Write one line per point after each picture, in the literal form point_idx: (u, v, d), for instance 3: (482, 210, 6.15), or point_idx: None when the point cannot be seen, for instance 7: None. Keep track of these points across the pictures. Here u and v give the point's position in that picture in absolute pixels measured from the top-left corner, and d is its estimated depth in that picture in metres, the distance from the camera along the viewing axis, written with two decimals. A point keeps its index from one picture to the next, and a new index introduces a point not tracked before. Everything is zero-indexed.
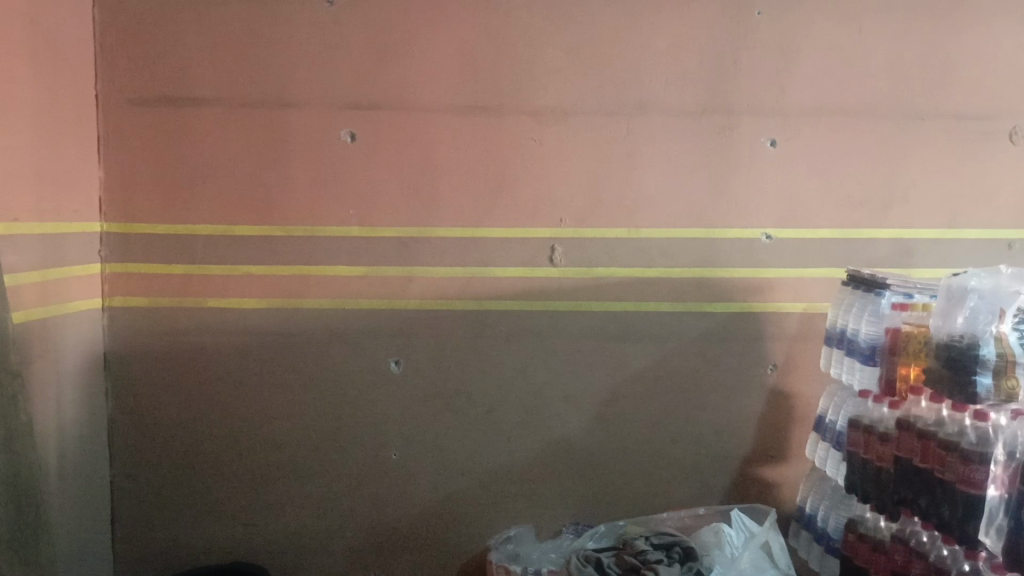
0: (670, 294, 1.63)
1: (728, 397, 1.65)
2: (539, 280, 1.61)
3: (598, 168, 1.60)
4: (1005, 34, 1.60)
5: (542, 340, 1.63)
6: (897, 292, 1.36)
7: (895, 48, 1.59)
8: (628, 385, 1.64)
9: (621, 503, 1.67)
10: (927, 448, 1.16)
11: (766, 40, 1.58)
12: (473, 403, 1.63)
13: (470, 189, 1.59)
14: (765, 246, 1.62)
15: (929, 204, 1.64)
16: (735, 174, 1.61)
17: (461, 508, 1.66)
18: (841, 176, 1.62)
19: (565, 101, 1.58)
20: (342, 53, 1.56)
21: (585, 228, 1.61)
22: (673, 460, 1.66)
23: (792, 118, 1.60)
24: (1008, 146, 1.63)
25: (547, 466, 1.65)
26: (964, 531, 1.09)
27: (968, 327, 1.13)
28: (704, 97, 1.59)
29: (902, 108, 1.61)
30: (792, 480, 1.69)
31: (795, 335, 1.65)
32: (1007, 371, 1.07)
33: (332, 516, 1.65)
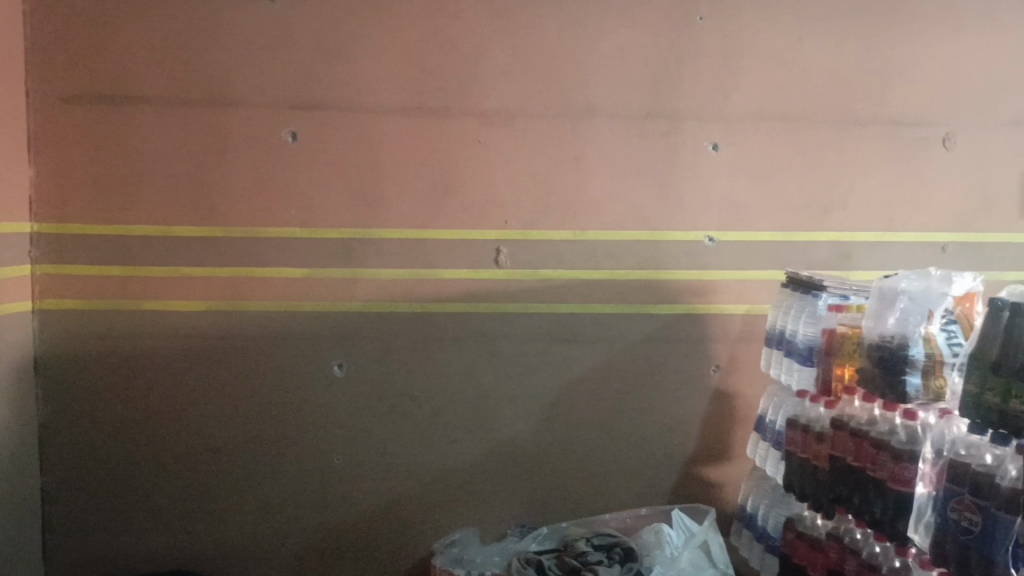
0: (615, 296, 1.64)
1: (672, 398, 1.67)
2: (485, 282, 1.61)
3: (544, 171, 1.60)
4: (939, 44, 1.64)
5: (488, 343, 1.62)
6: (833, 294, 1.38)
7: (834, 55, 1.62)
8: (574, 388, 1.65)
9: (566, 505, 1.67)
10: (860, 447, 1.18)
11: (708, 46, 1.60)
12: (419, 407, 1.62)
13: (415, 191, 1.58)
14: (708, 249, 1.64)
15: (867, 208, 1.67)
16: (678, 178, 1.62)
17: (405, 512, 1.64)
18: (781, 180, 1.65)
19: (510, 103, 1.58)
20: (284, 53, 1.54)
21: (530, 230, 1.61)
22: (618, 461, 1.67)
23: (735, 123, 1.62)
24: (942, 152, 1.67)
25: (492, 469, 1.65)
26: (894, 528, 1.11)
27: (898, 328, 1.14)
28: (649, 101, 1.60)
29: (841, 114, 1.64)
30: (734, 480, 1.71)
31: (737, 336, 1.67)
32: (934, 371, 1.11)
33: (274, 522, 1.63)
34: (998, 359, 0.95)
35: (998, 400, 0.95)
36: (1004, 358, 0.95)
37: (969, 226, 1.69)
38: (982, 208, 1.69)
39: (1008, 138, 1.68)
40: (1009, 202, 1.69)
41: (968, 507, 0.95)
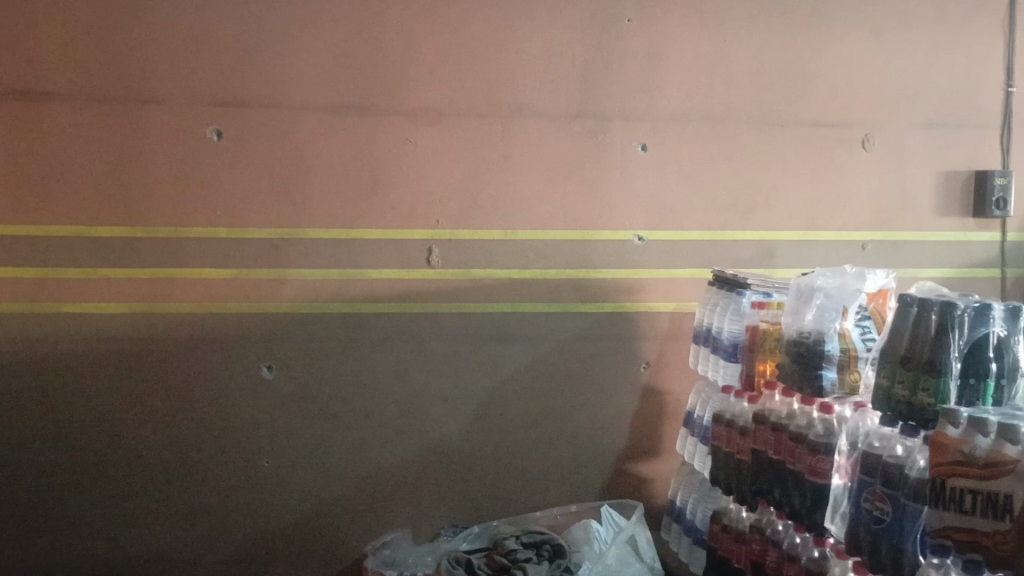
0: (546, 296, 1.65)
1: (602, 395, 1.68)
2: (415, 281, 1.60)
3: (474, 170, 1.60)
4: (857, 48, 1.69)
5: (419, 343, 1.62)
6: (756, 291, 1.41)
7: (757, 57, 1.66)
8: (506, 387, 1.65)
9: (499, 505, 1.67)
10: (780, 441, 1.21)
11: (635, 46, 1.62)
12: (349, 408, 1.61)
13: (343, 190, 1.57)
14: (637, 248, 1.66)
15: (789, 208, 1.71)
16: (607, 177, 1.64)
17: (336, 515, 1.62)
18: (708, 180, 1.68)
19: (439, 103, 1.58)
20: (206, 49, 1.51)
21: (461, 230, 1.61)
22: (550, 459, 1.68)
23: (662, 123, 1.65)
24: (861, 152, 1.72)
25: (425, 469, 1.64)
26: (812, 519, 1.14)
27: (816, 324, 1.18)
28: (577, 101, 1.62)
29: (764, 115, 1.68)
30: (664, 476, 1.73)
31: (665, 334, 1.69)
32: (849, 366, 1.15)
33: (201, 528, 1.59)
34: (907, 353, 0.99)
35: (907, 392, 0.98)
36: (913, 352, 0.98)
37: (886, 225, 1.75)
38: (899, 206, 1.75)
39: (922, 139, 1.73)
40: (925, 202, 1.75)
41: (879, 496, 0.98)
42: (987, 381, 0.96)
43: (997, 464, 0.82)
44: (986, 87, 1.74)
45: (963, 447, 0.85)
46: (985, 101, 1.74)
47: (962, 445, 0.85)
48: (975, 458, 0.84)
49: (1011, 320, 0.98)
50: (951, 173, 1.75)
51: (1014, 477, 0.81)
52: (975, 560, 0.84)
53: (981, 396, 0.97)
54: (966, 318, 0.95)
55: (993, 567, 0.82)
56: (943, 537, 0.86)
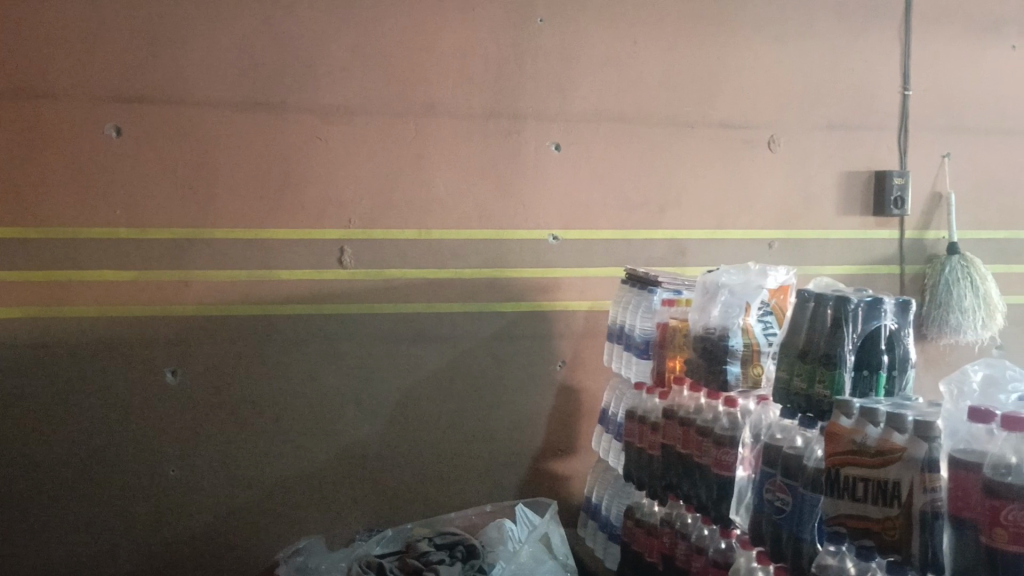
0: (461, 295, 1.64)
1: (519, 395, 1.68)
2: (327, 282, 1.57)
3: (387, 169, 1.58)
4: (763, 51, 1.74)
5: (333, 345, 1.59)
6: (667, 289, 1.44)
7: (667, 58, 1.69)
8: (421, 388, 1.63)
9: (415, 507, 1.65)
10: (688, 435, 1.23)
11: (547, 46, 1.63)
12: (260, 413, 1.57)
13: (251, 189, 1.53)
14: (552, 247, 1.67)
15: (699, 207, 1.74)
16: (521, 176, 1.64)
17: (247, 522, 1.58)
18: (620, 180, 1.69)
19: (349, 100, 1.55)
20: (104, 42, 1.45)
21: (373, 229, 1.58)
22: (467, 459, 1.67)
23: (575, 123, 1.66)
24: (767, 153, 1.76)
25: (338, 473, 1.61)
26: (719, 511, 1.16)
27: (721, 320, 1.21)
28: (491, 100, 1.62)
29: (673, 116, 1.71)
30: (580, 474, 1.74)
31: (580, 332, 1.70)
32: (753, 360, 1.19)
33: (103, 539, 1.52)
34: (805, 346, 1.02)
35: (805, 384, 1.01)
36: (811, 345, 1.01)
37: (792, 223, 1.79)
38: (803, 206, 1.79)
39: (825, 140, 1.79)
40: (828, 200, 1.81)
41: (780, 487, 1.00)
42: (880, 373, 0.99)
43: (887, 453, 0.84)
44: (883, 91, 1.81)
45: (856, 437, 0.87)
46: (883, 104, 1.81)
47: (854, 435, 0.87)
48: (866, 447, 0.86)
49: (902, 314, 1.02)
50: (852, 173, 1.81)
51: (902, 464, 0.84)
52: (867, 546, 0.85)
53: (873, 388, 0.99)
54: (860, 312, 0.98)
55: (884, 552, 0.84)
56: (838, 525, 0.88)
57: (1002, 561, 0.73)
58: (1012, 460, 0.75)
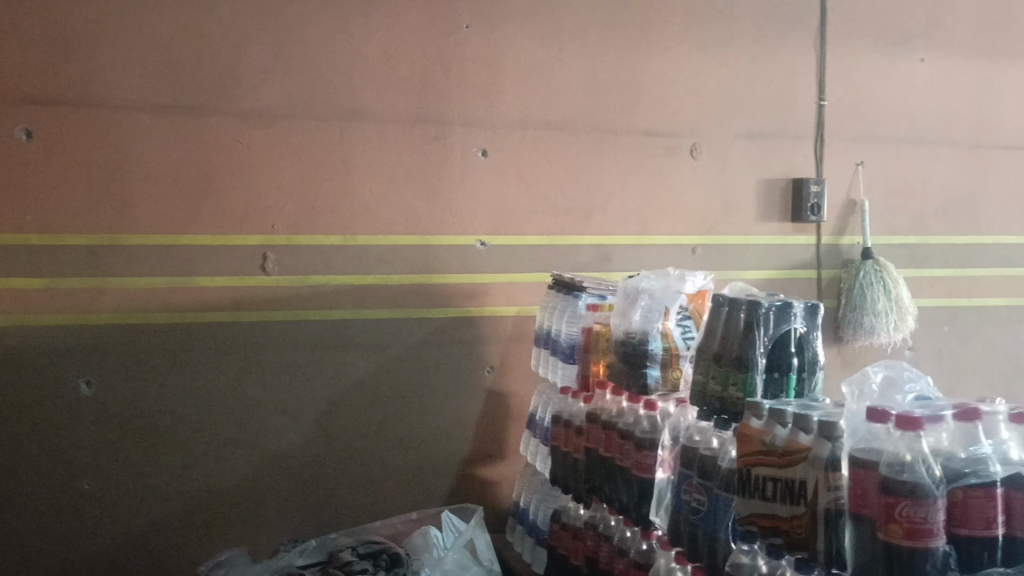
0: (387, 301, 1.63)
1: (447, 401, 1.68)
2: (249, 289, 1.55)
3: (311, 174, 1.56)
4: (685, 61, 1.78)
5: (255, 352, 1.56)
6: (592, 294, 1.45)
7: (592, 67, 1.71)
8: (348, 395, 1.62)
9: (341, 516, 1.63)
10: (611, 439, 1.25)
11: (473, 53, 1.64)
12: (179, 423, 1.53)
13: (169, 194, 1.49)
14: (479, 253, 1.67)
15: (624, 213, 1.77)
16: (447, 182, 1.64)
17: (166, 535, 1.53)
18: (546, 186, 1.71)
19: (271, 104, 1.53)
20: (13, 42, 1.40)
21: (297, 235, 1.56)
22: (395, 466, 1.66)
23: (501, 129, 1.67)
24: (690, 160, 1.80)
25: (263, 483, 1.58)
26: (639, 512, 1.18)
27: (641, 324, 1.23)
28: (416, 106, 1.61)
29: (598, 124, 1.73)
30: (509, 479, 1.74)
31: (508, 337, 1.71)
32: (672, 364, 1.22)
33: (13, 558, 1.46)
34: (719, 350, 1.04)
35: (719, 387, 1.04)
36: (725, 349, 1.04)
37: (714, 229, 1.83)
38: (724, 212, 1.83)
39: (744, 148, 1.83)
40: (749, 206, 1.85)
41: (697, 488, 1.02)
42: (790, 375, 1.02)
43: (793, 453, 0.87)
44: (800, 101, 1.87)
45: (765, 438, 0.89)
46: (800, 114, 1.87)
47: (763, 436, 0.90)
48: (774, 447, 0.88)
49: (810, 318, 1.05)
50: (770, 180, 1.86)
51: (807, 464, 0.86)
52: (777, 544, 0.88)
53: (785, 389, 1.02)
54: (771, 316, 1.01)
55: (791, 549, 0.87)
56: (749, 524, 0.90)
57: (898, 556, 0.76)
58: (907, 458, 0.78)
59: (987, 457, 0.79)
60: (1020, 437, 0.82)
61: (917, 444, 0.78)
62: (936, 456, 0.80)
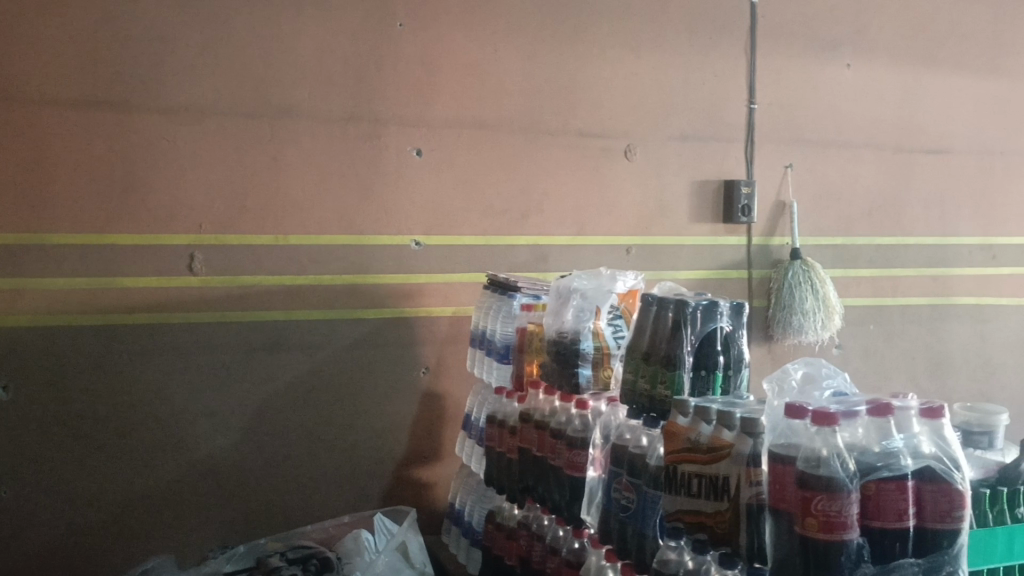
0: (320, 302, 1.60)
1: (382, 402, 1.66)
2: (176, 290, 1.51)
3: (241, 172, 1.53)
4: (618, 63, 1.79)
5: (183, 355, 1.52)
6: (526, 294, 1.44)
7: (527, 68, 1.72)
8: (279, 398, 1.59)
9: (273, 521, 1.60)
10: (543, 438, 1.26)
11: (407, 51, 1.63)
12: (103, 428, 1.48)
13: (91, 192, 1.45)
14: (414, 253, 1.66)
15: (559, 214, 1.77)
16: (382, 181, 1.63)
17: (89, 544, 1.48)
18: (482, 186, 1.70)
19: (199, 100, 1.50)
20: None
21: (226, 234, 1.53)
22: (328, 470, 1.63)
23: (435, 129, 1.66)
24: (624, 161, 1.81)
25: (191, 488, 1.54)
26: (571, 511, 1.19)
27: (573, 324, 1.24)
28: (350, 104, 1.59)
29: (534, 124, 1.73)
30: (445, 480, 1.73)
31: (444, 338, 1.70)
32: (603, 363, 1.23)
33: None
34: (648, 349, 1.05)
35: (648, 386, 1.04)
36: (653, 347, 1.05)
37: (648, 230, 1.85)
38: (659, 213, 1.86)
39: (678, 150, 1.86)
40: (682, 208, 1.88)
41: (626, 486, 1.03)
42: (716, 372, 1.04)
43: (717, 449, 0.88)
44: (731, 105, 1.90)
45: (690, 435, 0.90)
46: (731, 117, 1.90)
47: (688, 433, 0.91)
48: (699, 444, 0.89)
49: (735, 316, 1.08)
50: (703, 181, 1.89)
51: (731, 460, 0.88)
52: (702, 540, 0.89)
53: (712, 387, 1.04)
54: (698, 315, 1.03)
55: (716, 544, 0.89)
56: (676, 521, 0.91)
57: (814, 549, 0.78)
58: (823, 453, 0.79)
59: (899, 451, 0.82)
60: (931, 430, 0.85)
61: (832, 438, 0.80)
62: (852, 450, 0.82)
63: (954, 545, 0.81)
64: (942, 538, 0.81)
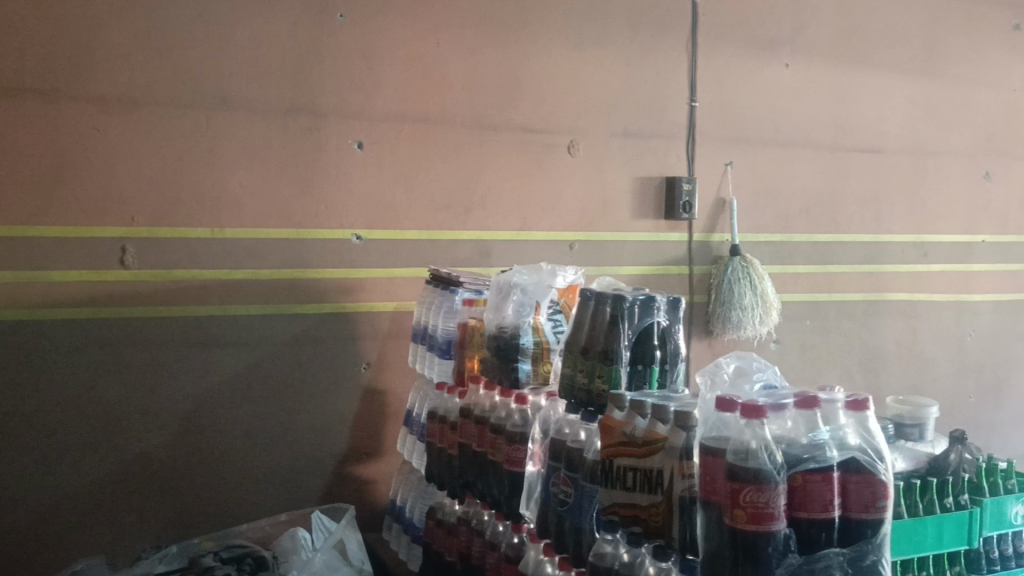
0: (258, 296, 1.57)
1: (322, 398, 1.64)
2: (107, 284, 1.46)
3: (176, 164, 1.49)
4: (561, 59, 1.79)
5: (114, 351, 1.48)
6: (469, 289, 1.44)
7: (470, 62, 1.71)
8: (215, 395, 1.55)
9: (209, 520, 1.57)
10: (483, 433, 1.25)
11: (348, 43, 1.60)
12: (30, 427, 1.43)
13: (18, 183, 1.40)
14: (355, 247, 1.64)
15: (502, 210, 1.77)
16: (322, 175, 1.60)
17: (16, 546, 1.43)
18: (424, 181, 1.69)
19: (132, 89, 1.45)
20: None
21: (160, 227, 1.49)
22: (266, 468, 1.61)
23: (377, 122, 1.64)
24: (567, 157, 1.82)
25: (124, 488, 1.50)
26: (511, 506, 1.19)
27: (513, 319, 1.24)
28: (288, 95, 1.56)
29: (477, 119, 1.73)
30: (387, 476, 1.72)
31: (385, 334, 1.68)
32: (543, 358, 1.24)
33: None
34: (586, 344, 1.05)
35: (585, 380, 1.05)
36: (591, 342, 1.05)
37: (591, 226, 1.86)
38: (602, 210, 1.87)
39: (620, 147, 1.87)
40: (625, 204, 1.89)
41: (564, 480, 1.03)
42: (653, 367, 1.05)
43: (651, 443, 0.89)
44: (673, 102, 1.92)
45: (626, 428, 0.91)
46: (673, 115, 1.92)
47: (624, 427, 0.91)
48: (634, 438, 0.90)
49: (672, 311, 1.08)
50: (645, 178, 1.90)
51: (664, 453, 0.88)
52: (636, 533, 0.90)
53: (648, 381, 1.05)
54: (635, 310, 1.04)
55: (650, 537, 0.90)
56: (611, 514, 0.92)
57: (743, 540, 0.79)
58: (751, 445, 0.80)
59: (826, 442, 0.83)
60: (857, 422, 0.87)
61: (760, 430, 0.81)
62: (780, 443, 0.84)
63: (878, 535, 0.83)
64: (868, 527, 0.83)
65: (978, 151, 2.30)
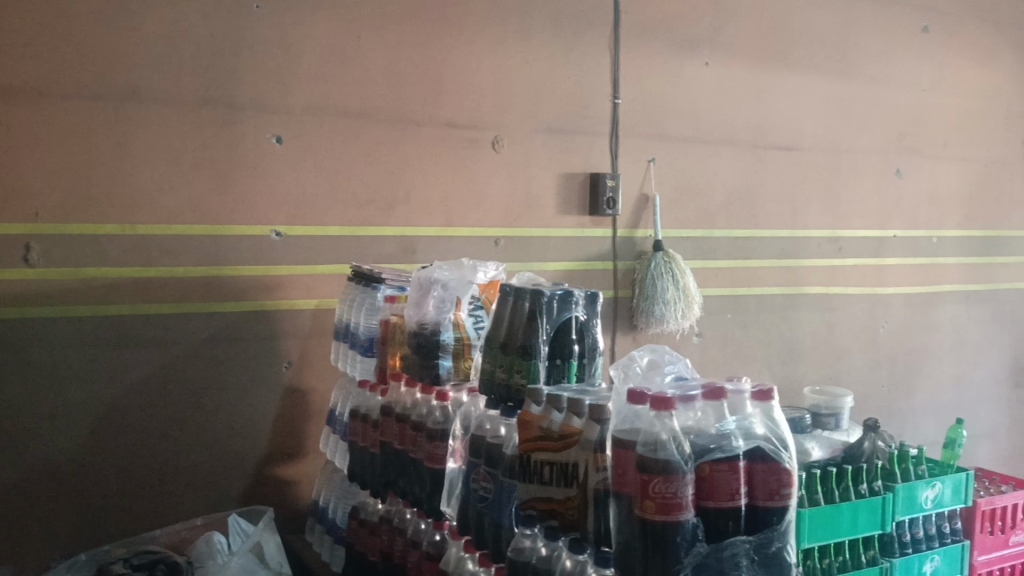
0: (172, 295, 1.53)
1: (241, 398, 1.60)
2: (9, 282, 1.40)
3: (83, 157, 1.44)
4: (484, 54, 1.79)
5: (18, 352, 1.42)
6: (390, 286, 1.43)
7: (392, 55, 1.69)
8: (128, 396, 1.50)
9: (122, 525, 1.52)
10: (404, 431, 1.24)
11: (264, 34, 1.57)
12: None
13: None
14: (275, 243, 1.61)
15: (426, 205, 1.75)
16: (239, 169, 1.56)
17: None
18: (346, 176, 1.67)
19: (35, 79, 1.39)
20: None
21: (67, 224, 1.43)
22: (183, 470, 1.56)
23: (296, 116, 1.61)
24: (491, 153, 1.81)
25: (30, 494, 1.44)
26: (431, 503, 1.18)
27: (434, 315, 1.23)
28: (203, 88, 1.52)
29: (399, 114, 1.71)
30: (309, 476, 1.69)
31: (307, 332, 1.65)
32: (464, 353, 1.24)
33: None
34: (505, 339, 1.05)
35: (504, 375, 1.05)
36: (510, 337, 1.05)
37: (516, 222, 1.86)
38: (527, 206, 1.87)
39: (545, 143, 1.88)
40: (550, 200, 1.90)
41: (483, 476, 1.03)
42: (571, 361, 1.06)
43: (568, 437, 0.90)
44: (597, 99, 1.93)
45: (543, 423, 0.92)
46: (597, 111, 1.94)
47: (541, 421, 0.92)
48: (551, 432, 0.91)
49: (590, 306, 1.09)
50: (570, 174, 1.91)
51: (579, 447, 0.89)
52: (553, 526, 0.91)
53: (566, 374, 1.06)
54: (553, 304, 1.04)
55: (566, 530, 0.91)
56: (529, 508, 0.92)
57: (653, 531, 0.80)
58: (662, 437, 0.81)
59: (732, 432, 0.85)
60: (763, 412, 0.88)
61: (669, 422, 0.82)
62: (689, 433, 0.85)
63: (783, 521, 0.85)
64: (773, 515, 0.85)
65: (889, 149, 2.38)
